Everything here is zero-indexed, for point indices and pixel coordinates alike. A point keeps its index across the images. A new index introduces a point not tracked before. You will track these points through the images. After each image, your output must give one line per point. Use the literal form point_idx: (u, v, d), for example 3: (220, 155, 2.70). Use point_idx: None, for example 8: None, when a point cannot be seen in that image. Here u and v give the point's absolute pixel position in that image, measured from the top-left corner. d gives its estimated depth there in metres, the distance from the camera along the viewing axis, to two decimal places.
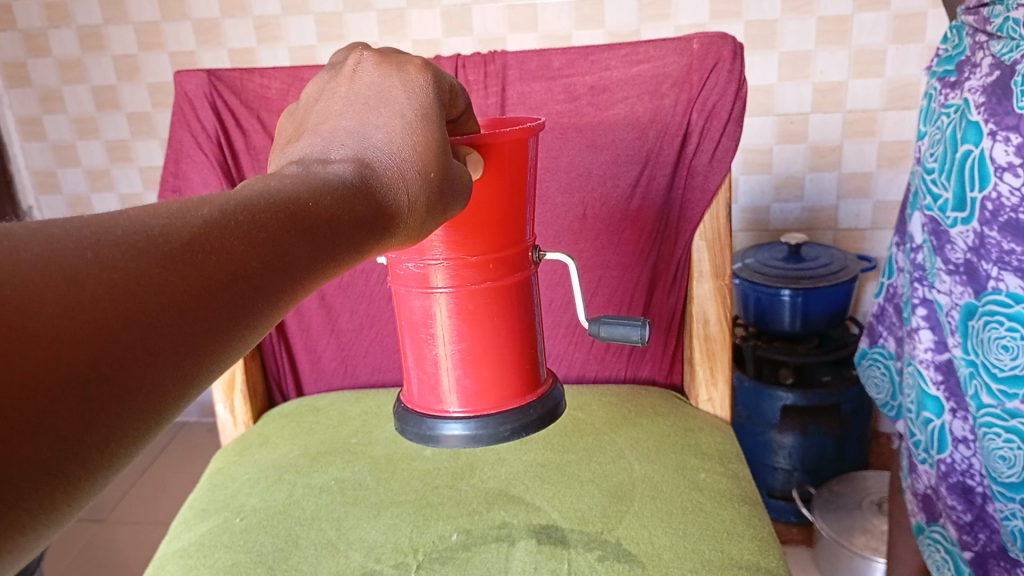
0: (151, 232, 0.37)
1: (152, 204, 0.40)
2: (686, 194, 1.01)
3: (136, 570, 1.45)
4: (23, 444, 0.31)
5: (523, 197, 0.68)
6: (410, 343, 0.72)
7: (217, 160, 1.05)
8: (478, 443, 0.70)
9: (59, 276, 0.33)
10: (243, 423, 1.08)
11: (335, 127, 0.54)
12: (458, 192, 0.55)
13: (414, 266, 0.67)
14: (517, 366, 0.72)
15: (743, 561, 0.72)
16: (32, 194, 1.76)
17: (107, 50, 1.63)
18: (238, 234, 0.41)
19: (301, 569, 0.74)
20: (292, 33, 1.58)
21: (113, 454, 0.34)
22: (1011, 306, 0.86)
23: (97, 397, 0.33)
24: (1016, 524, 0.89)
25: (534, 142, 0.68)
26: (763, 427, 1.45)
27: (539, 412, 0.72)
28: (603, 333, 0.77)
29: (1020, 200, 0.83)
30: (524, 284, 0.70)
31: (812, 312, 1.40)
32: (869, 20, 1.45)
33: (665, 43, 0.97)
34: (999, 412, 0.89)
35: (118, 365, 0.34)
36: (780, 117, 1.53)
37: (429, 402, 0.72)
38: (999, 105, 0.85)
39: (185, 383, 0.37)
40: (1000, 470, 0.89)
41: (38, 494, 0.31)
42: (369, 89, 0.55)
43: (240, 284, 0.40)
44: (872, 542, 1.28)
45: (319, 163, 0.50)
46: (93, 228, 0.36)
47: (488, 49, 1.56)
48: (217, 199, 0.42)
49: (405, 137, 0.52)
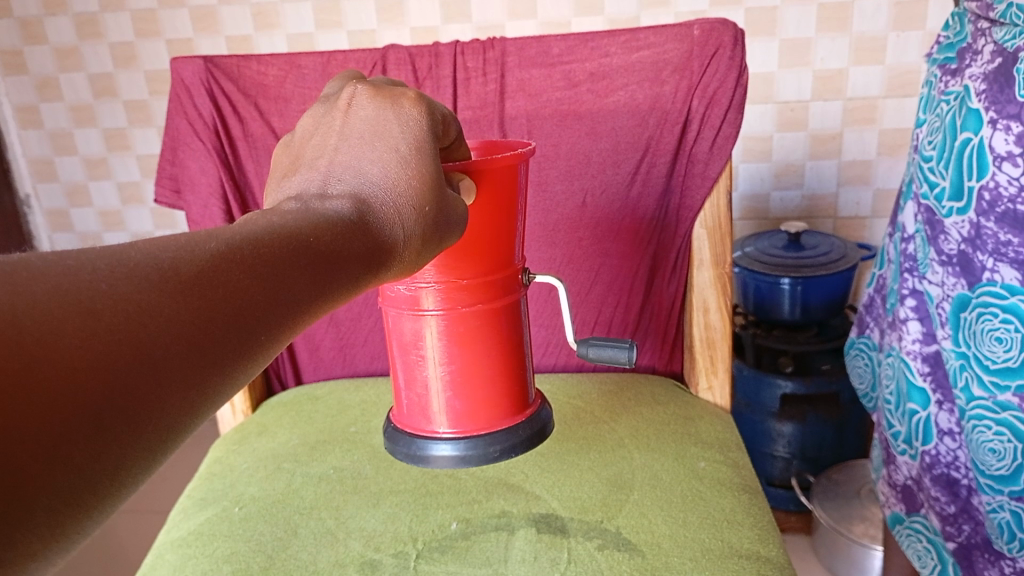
0: (162, 266, 0.39)
1: (163, 236, 0.41)
2: (686, 182, 1.00)
3: (136, 558, 1.45)
4: (37, 476, 0.32)
5: (515, 219, 0.67)
6: (400, 363, 0.71)
7: (215, 148, 1.04)
8: (467, 464, 0.70)
9: (76, 308, 0.34)
10: (243, 411, 1.08)
11: (332, 161, 0.54)
12: (453, 222, 0.55)
13: (405, 289, 0.67)
14: (507, 387, 0.71)
15: (743, 549, 0.72)
16: (29, 183, 1.75)
17: (104, 38, 1.61)
18: (245, 268, 0.42)
19: (301, 558, 0.74)
20: (290, 20, 1.57)
21: (120, 482, 0.35)
22: (1005, 298, 0.86)
23: (108, 427, 0.34)
24: (1003, 516, 0.90)
25: (525, 164, 0.67)
26: (763, 415, 1.45)
27: (528, 433, 0.71)
28: (591, 355, 0.77)
29: (1018, 190, 0.83)
30: (514, 306, 0.70)
31: (812, 300, 1.39)
32: (870, 8, 1.44)
33: (664, 29, 0.96)
34: (990, 405, 0.89)
35: (130, 398, 0.35)
36: (780, 104, 1.52)
37: (418, 422, 0.72)
38: (1001, 92, 0.84)
39: (190, 415, 0.38)
40: (989, 462, 0.90)
41: (49, 522, 0.33)
42: (364, 124, 0.54)
43: (247, 317, 0.41)
44: (871, 530, 1.29)
45: (317, 200, 0.50)
46: (107, 261, 0.37)
47: (488, 36, 1.55)
48: (224, 232, 0.43)
49: (400, 171, 0.52)
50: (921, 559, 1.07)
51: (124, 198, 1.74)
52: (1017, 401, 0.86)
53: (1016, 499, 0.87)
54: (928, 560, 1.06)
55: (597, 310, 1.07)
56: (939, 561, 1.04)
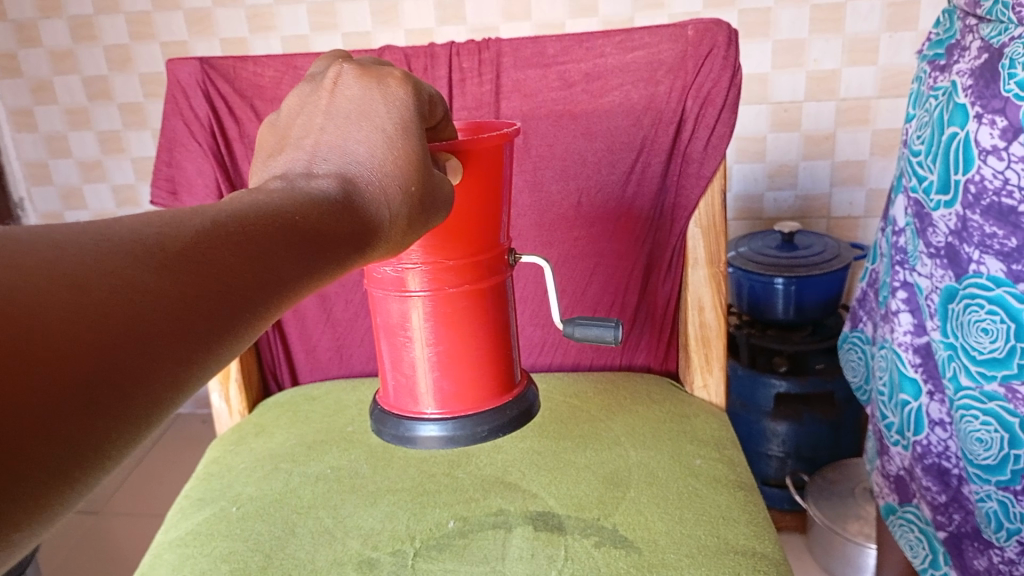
0: (148, 242, 0.40)
1: (149, 215, 0.42)
2: (680, 182, 1.00)
3: (132, 560, 1.45)
4: (26, 445, 0.32)
5: (501, 202, 0.68)
6: (387, 345, 0.71)
7: (212, 149, 1.04)
8: (455, 444, 0.70)
9: (62, 282, 0.35)
10: (239, 412, 1.08)
11: (317, 141, 0.55)
12: (440, 203, 0.56)
13: (391, 271, 0.67)
14: (494, 367, 0.72)
15: (739, 546, 0.73)
16: (23, 186, 1.75)
17: (99, 40, 1.61)
18: (229, 244, 0.43)
19: (298, 557, 0.74)
20: (285, 23, 1.57)
21: (109, 455, 0.36)
22: (991, 289, 0.86)
23: (97, 399, 0.35)
24: (991, 505, 0.91)
25: (511, 146, 0.68)
26: (757, 414, 1.45)
27: (515, 412, 0.72)
28: (577, 334, 0.77)
29: (1002, 184, 0.83)
30: (500, 287, 0.71)
31: (806, 298, 1.40)
32: (863, 7, 1.45)
33: (660, 29, 0.97)
34: (977, 395, 0.90)
35: (117, 369, 0.36)
36: (774, 105, 1.53)
37: (406, 403, 0.72)
38: (987, 88, 0.85)
39: (179, 390, 0.39)
40: (977, 452, 0.91)
41: (38, 493, 0.33)
42: (350, 104, 0.55)
43: (232, 293, 0.42)
44: (865, 529, 1.30)
45: (303, 178, 0.52)
46: (92, 238, 0.38)
47: (483, 38, 1.55)
48: (209, 211, 0.44)
49: (386, 151, 0.53)
50: (913, 549, 1.08)
51: (119, 201, 1.74)
52: (1003, 392, 0.87)
53: (1004, 488, 0.88)
54: (920, 550, 1.07)
55: (592, 308, 1.07)
56: (931, 551, 1.04)
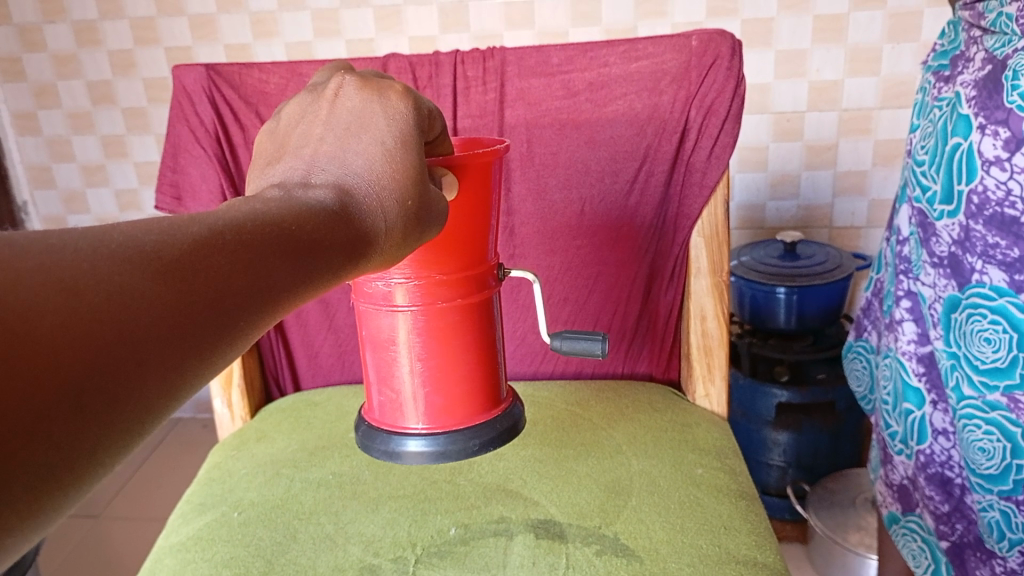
0: (144, 249, 0.40)
1: (147, 220, 0.42)
2: (684, 191, 1.01)
3: (130, 565, 1.45)
4: (17, 449, 0.32)
5: (491, 216, 0.68)
6: (374, 360, 0.71)
7: (216, 154, 1.04)
8: (445, 459, 0.71)
9: (58, 287, 0.35)
10: (241, 417, 1.08)
11: (316, 150, 0.55)
12: (434, 216, 0.56)
13: (382, 285, 0.67)
14: (483, 382, 0.72)
15: (741, 555, 0.73)
16: (25, 189, 1.76)
17: (102, 45, 1.62)
18: (225, 253, 0.43)
19: (299, 563, 0.74)
20: (288, 29, 1.58)
21: (99, 461, 0.36)
22: (993, 299, 0.86)
23: (88, 406, 0.35)
24: (993, 515, 0.91)
25: (501, 161, 0.68)
26: (758, 424, 1.45)
27: (503, 427, 0.72)
28: (564, 348, 0.77)
29: (1005, 194, 0.83)
30: (489, 302, 0.71)
31: (807, 308, 1.40)
32: (864, 19, 1.46)
33: (663, 40, 0.97)
34: (980, 404, 0.90)
35: (111, 377, 0.36)
36: (776, 115, 1.53)
37: (394, 419, 0.72)
38: (990, 99, 0.85)
39: (168, 398, 0.39)
40: (979, 461, 0.90)
41: (28, 498, 0.33)
42: (350, 115, 0.55)
43: (225, 302, 0.42)
44: (866, 539, 1.29)
45: (300, 187, 0.52)
46: (90, 243, 0.38)
47: (485, 45, 1.56)
48: (207, 218, 0.44)
49: (383, 164, 0.53)
50: (916, 559, 1.08)
51: (121, 205, 1.74)
52: (1006, 402, 0.87)
53: (1006, 498, 0.88)
54: (922, 559, 1.07)
55: (595, 316, 1.07)
56: (933, 561, 1.04)
